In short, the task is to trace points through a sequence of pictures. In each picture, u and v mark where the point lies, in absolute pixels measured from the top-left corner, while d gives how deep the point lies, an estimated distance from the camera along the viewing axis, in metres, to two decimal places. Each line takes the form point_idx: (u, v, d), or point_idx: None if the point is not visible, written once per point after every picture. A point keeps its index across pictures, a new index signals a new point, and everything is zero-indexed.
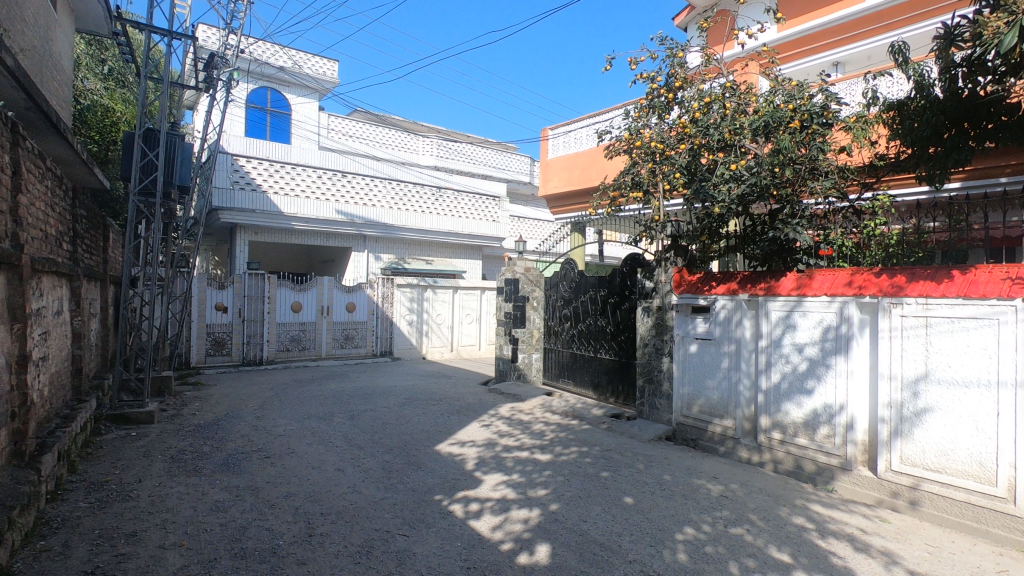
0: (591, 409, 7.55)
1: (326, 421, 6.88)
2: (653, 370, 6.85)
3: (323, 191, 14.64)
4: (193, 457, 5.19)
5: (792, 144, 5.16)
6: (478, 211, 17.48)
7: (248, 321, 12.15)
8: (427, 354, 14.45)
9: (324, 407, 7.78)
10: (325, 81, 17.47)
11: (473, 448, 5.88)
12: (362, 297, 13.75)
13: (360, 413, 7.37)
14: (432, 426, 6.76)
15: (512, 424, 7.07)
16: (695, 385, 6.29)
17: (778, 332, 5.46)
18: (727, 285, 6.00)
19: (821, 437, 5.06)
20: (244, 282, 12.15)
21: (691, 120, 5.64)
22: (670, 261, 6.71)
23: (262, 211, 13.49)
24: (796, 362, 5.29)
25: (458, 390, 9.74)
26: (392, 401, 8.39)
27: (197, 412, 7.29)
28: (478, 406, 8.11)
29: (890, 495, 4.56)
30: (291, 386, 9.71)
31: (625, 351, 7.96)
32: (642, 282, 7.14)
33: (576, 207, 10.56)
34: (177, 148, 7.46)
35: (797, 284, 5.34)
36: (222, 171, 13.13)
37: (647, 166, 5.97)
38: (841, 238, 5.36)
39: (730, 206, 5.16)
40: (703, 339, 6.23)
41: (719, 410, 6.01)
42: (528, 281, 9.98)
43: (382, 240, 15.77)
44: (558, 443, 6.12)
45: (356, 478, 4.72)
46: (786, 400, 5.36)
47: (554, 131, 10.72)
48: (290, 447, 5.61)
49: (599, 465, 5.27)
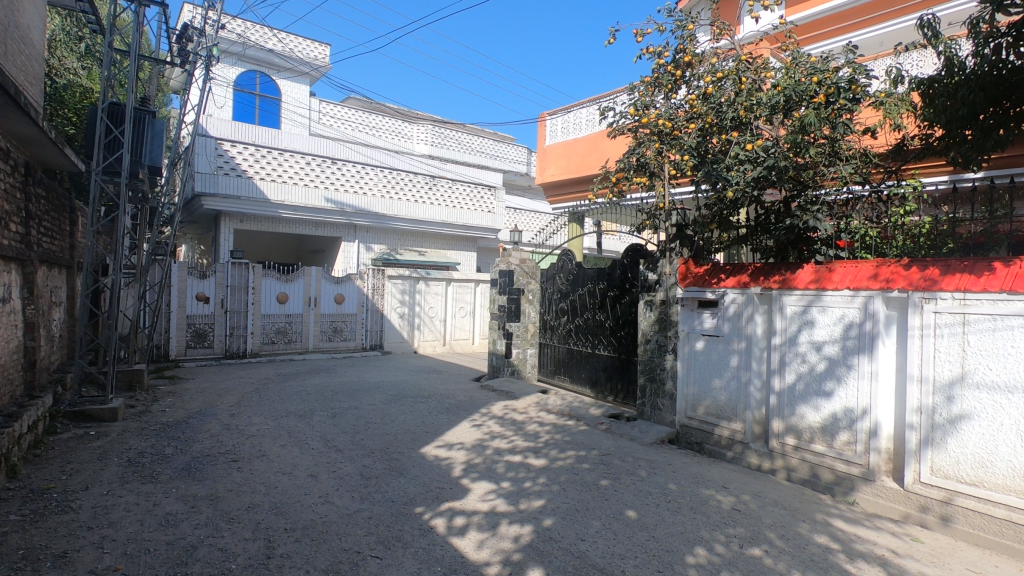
0: (589, 409, 7.11)
1: (304, 420, 6.41)
2: (656, 369, 6.39)
3: (311, 177, 14.08)
4: (152, 461, 4.72)
5: (818, 120, 4.56)
6: (474, 202, 16.93)
7: (231, 312, 11.63)
8: (418, 348, 14.03)
9: (305, 404, 7.32)
10: (318, 66, 16.80)
11: (461, 450, 5.44)
12: (352, 288, 13.25)
13: (342, 412, 6.91)
14: (418, 426, 6.30)
15: (505, 424, 6.64)
16: (700, 384, 5.87)
17: (794, 330, 5.02)
18: (737, 278, 5.55)
19: (840, 444, 4.65)
20: (227, 271, 11.60)
21: (702, 96, 5.14)
22: (675, 252, 6.26)
23: (247, 198, 12.97)
24: (814, 362, 4.85)
25: (450, 386, 9.29)
26: (379, 398, 7.92)
27: (167, 408, 6.81)
28: (469, 404, 7.65)
29: (918, 509, 4.15)
30: (273, 381, 9.24)
31: (625, 348, 7.54)
32: (644, 274, 6.68)
33: (572, 196, 10.06)
34: (144, 124, 7.01)
35: (816, 277, 4.88)
36: (204, 156, 12.53)
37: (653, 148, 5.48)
38: (863, 227, 4.85)
39: (746, 193, 4.67)
40: (710, 336, 5.80)
41: (727, 411, 5.59)
42: (523, 273, 9.42)
43: (373, 230, 15.28)
44: (553, 445, 5.67)
45: (329, 486, 4.27)
46: (802, 402, 4.93)
47: (552, 116, 10.23)
48: (261, 450, 5.14)
49: (598, 472, 4.83)
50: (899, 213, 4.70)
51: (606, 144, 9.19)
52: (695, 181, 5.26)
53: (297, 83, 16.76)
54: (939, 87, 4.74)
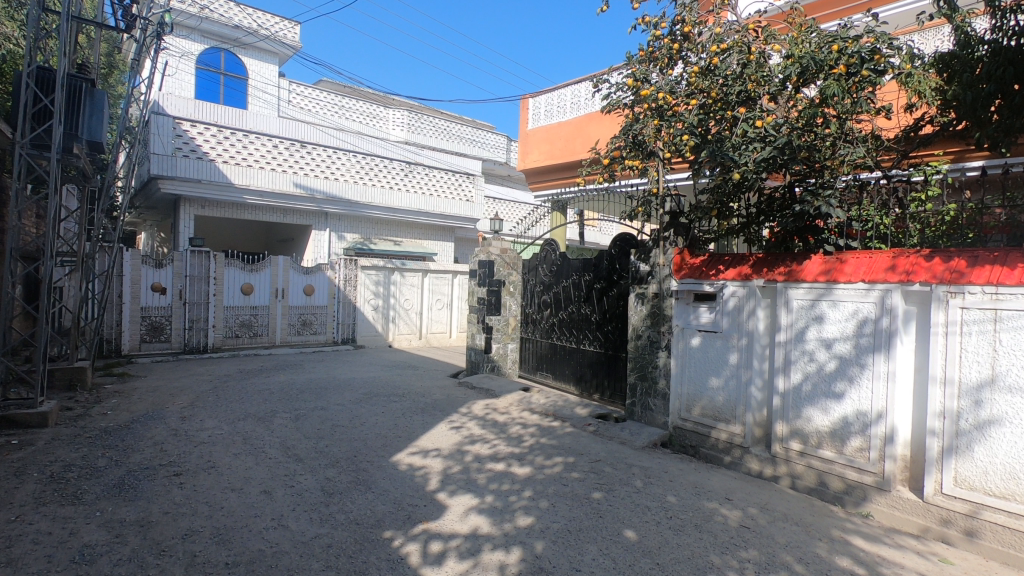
0: (575, 409, 6.66)
1: (264, 424, 5.81)
2: (647, 366, 5.96)
3: (279, 161, 13.27)
4: (79, 476, 4.09)
5: (841, 92, 4.12)
6: (452, 190, 16.32)
7: (190, 304, 10.83)
8: (393, 341, 13.45)
9: (266, 405, 6.70)
10: (287, 45, 15.89)
11: (438, 458, 4.93)
12: (322, 279, 12.58)
13: (307, 413, 6.34)
14: (390, 429, 5.77)
15: (485, 425, 6.15)
16: (696, 383, 5.46)
17: (800, 327, 4.62)
18: (738, 269, 5.14)
19: (852, 451, 4.28)
20: (186, 260, 10.80)
21: (706, 69, 4.65)
22: (669, 241, 5.83)
23: (209, 182, 12.14)
24: (823, 361, 4.46)
25: (426, 383, 8.74)
26: (349, 397, 7.34)
27: (108, 411, 6.12)
28: (446, 404, 7.14)
29: (939, 523, 3.80)
30: (234, 378, 8.58)
31: (612, 343, 7.12)
32: (635, 265, 6.22)
33: (556, 182, 9.57)
34: (81, 93, 6.25)
35: (826, 269, 4.48)
36: (161, 137, 11.64)
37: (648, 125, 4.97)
38: (879, 216, 4.47)
39: (756, 176, 4.21)
40: (707, 331, 5.39)
41: (725, 413, 5.19)
42: (504, 264, 9.00)
43: (346, 218, 14.60)
44: (538, 451, 5.19)
45: (285, 505, 3.72)
46: (809, 404, 4.55)
47: (535, 98, 9.73)
48: (211, 460, 4.54)
49: (589, 483, 4.37)
50: (918, 200, 4.33)
51: (592, 127, 8.72)
52: (696, 163, 4.78)
53: (265, 62, 15.87)
54: (960, 64, 4.38)
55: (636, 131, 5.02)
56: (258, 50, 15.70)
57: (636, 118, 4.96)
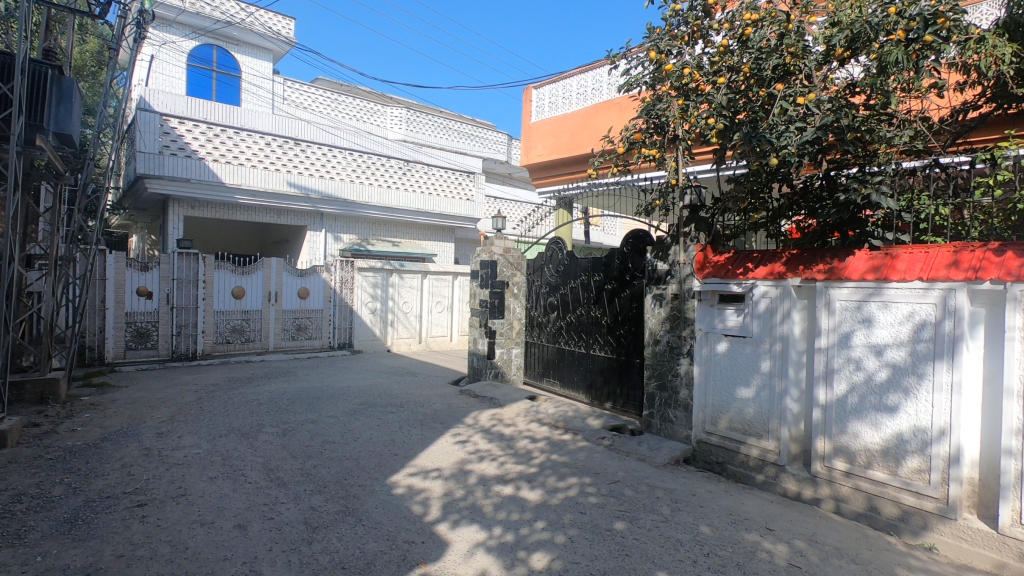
0: (587, 420, 6.14)
1: (247, 441, 5.31)
2: (667, 374, 5.45)
3: (271, 159, 12.73)
4: (29, 509, 3.59)
5: (906, 60, 3.44)
6: (452, 188, 15.80)
7: (178, 309, 10.32)
8: (392, 345, 12.96)
9: (252, 419, 6.19)
10: (281, 41, 15.40)
11: (438, 480, 4.42)
12: (317, 281, 12.08)
13: (296, 427, 5.83)
14: (386, 446, 5.26)
15: (491, 439, 5.64)
16: (723, 393, 4.95)
17: (844, 332, 4.12)
18: (771, 267, 4.63)
19: (908, 472, 3.77)
20: (173, 262, 10.28)
21: (738, 42, 4.13)
22: (690, 237, 5.32)
23: (198, 181, 11.65)
24: (872, 370, 3.96)
25: (425, 391, 8.23)
26: (343, 408, 6.83)
27: (79, 427, 5.62)
28: (447, 414, 6.63)
29: (1017, 558, 3.30)
30: (221, 388, 8.06)
31: (625, 348, 6.62)
32: (651, 264, 5.68)
33: (561, 178, 9.08)
34: (46, 81, 5.72)
35: (875, 266, 3.97)
36: (147, 134, 11.07)
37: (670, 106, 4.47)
38: (934, 207, 3.97)
39: (799, 162, 3.68)
40: (735, 337, 4.88)
41: (756, 426, 4.69)
42: (507, 264, 8.49)
43: (342, 219, 14.13)
44: (549, 471, 4.68)
45: (262, 544, 3.22)
46: (855, 418, 4.04)
47: (539, 90, 9.28)
48: (183, 487, 4.04)
49: (610, 510, 3.86)
50: (984, 185, 3.86)
51: (600, 118, 8.23)
52: (724, 149, 4.28)
53: (259, 59, 15.41)
54: None
55: (658, 112, 4.52)
56: (252, 47, 15.21)
57: (658, 98, 4.47)
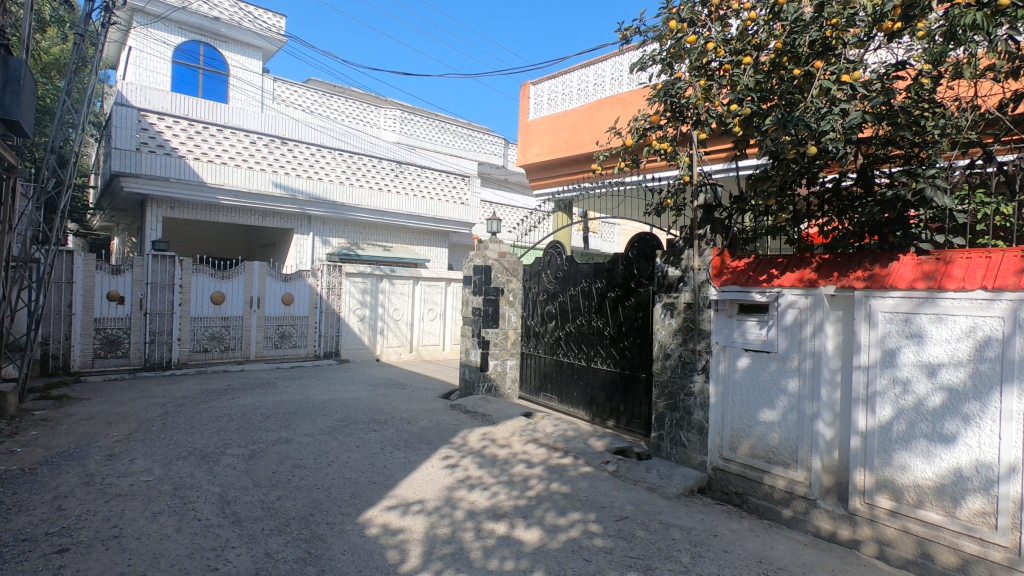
0: (588, 441, 5.56)
1: (207, 465, 4.70)
2: (678, 392, 4.89)
3: (256, 159, 12.16)
4: None
5: (983, 29, 2.86)
6: (446, 191, 15.26)
7: (152, 315, 9.68)
8: (381, 355, 12.36)
9: (216, 439, 5.56)
10: (271, 39, 14.89)
11: (420, 516, 3.84)
12: (303, 287, 11.48)
13: (265, 449, 5.23)
14: (364, 472, 4.67)
15: (482, 463, 5.06)
16: (744, 415, 4.40)
17: (888, 348, 3.58)
18: (800, 273, 4.10)
19: (969, 515, 3.23)
20: (147, 265, 9.66)
21: (771, 14, 3.60)
22: (705, 240, 4.79)
23: (178, 180, 11.06)
24: (924, 393, 3.42)
25: (413, 405, 7.63)
26: (320, 426, 6.22)
27: (17, 449, 4.98)
28: (435, 433, 6.03)
29: None
30: (191, 401, 7.43)
31: (629, 361, 6.09)
32: (661, 269, 5.17)
33: (560, 179, 8.55)
34: None
35: (926, 273, 3.44)
36: (123, 130, 10.50)
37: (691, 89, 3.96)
38: (994, 208, 3.44)
39: (845, 150, 3.16)
40: (757, 352, 4.34)
41: (783, 453, 4.15)
42: (502, 269, 7.92)
43: (330, 222, 13.58)
44: (548, 504, 4.11)
45: None
46: (902, 449, 3.50)
47: (538, 86, 8.81)
48: (118, 527, 3.44)
49: (619, 558, 3.29)
50: None
51: (602, 115, 7.71)
52: (750, 138, 3.76)
53: (247, 57, 14.88)
54: None
55: (678, 94, 3.99)
56: (240, 44, 14.70)
57: (677, 79, 3.95)
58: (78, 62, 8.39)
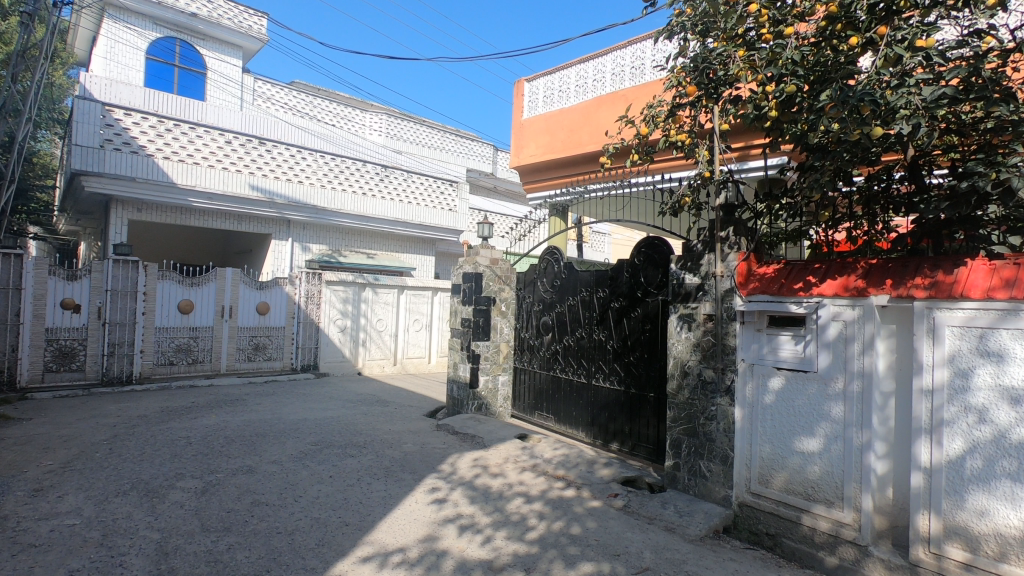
0: (594, 469, 4.94)
1: (149, 503, 4.00)
2: (698, 417, 4.30)
3: (232, 159, 11.46)
4: None
5: None
6: (433, 197, 14.65)
7: (112, 325, 8.88)
8: (363, 368, 11.65)
9: (165, 468, 4.84)
10: (252, 38, 14.22)
11: (402, 571, 3.19)
12: (279, 295, 10.77)
13: (222, 481, 4.53)
14: (336, 509, 4.00)
15: (474, 497, 4.41)
16: (777, 445, 3.83)
17: (959, 369, 3.04)
18: (844, 280, 3.56)
19: None
20: (107, 271, 8.89)
21: None
22: (729, 243, 4.22)
23: (145, 180, 10.31)
24: (1007, 424, 2.87)
25: (395, 425, 6.94)
26: (290, 451, 5.52)
27: None
28: (420, 459, 5.37)
29: None
30: (147, 421, 6.67)
31: (635, 380, 5.51)
32: (676, 276, 4.58)
33: (556, 181, 8.00)
34: None
35: (1005, 280, 2.90)
36: (85, 125, 9.76)
37: (728, 61, 3.52)
38: None
39: (922, 130, 2.65)
40: (793, 371, 3.78)
41: (825, 490, 3.58)
42: (494, 277, 7.25)
43: (311, 227, 12.91)
44: (553, 553, 3.48)
45: None
46: (979, 489, 2.94)
47: (534, 82, 8.29)
48: None
49: None
50: None
51: (602, 113, 7.19)
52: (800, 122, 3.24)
53: (227, 56, 14.18)
54: None
55: (716, 64, 3.53)
56: (218, 42, 14.01)
57: (714, 48, 3.52)
58: (24, 46, 7.65)
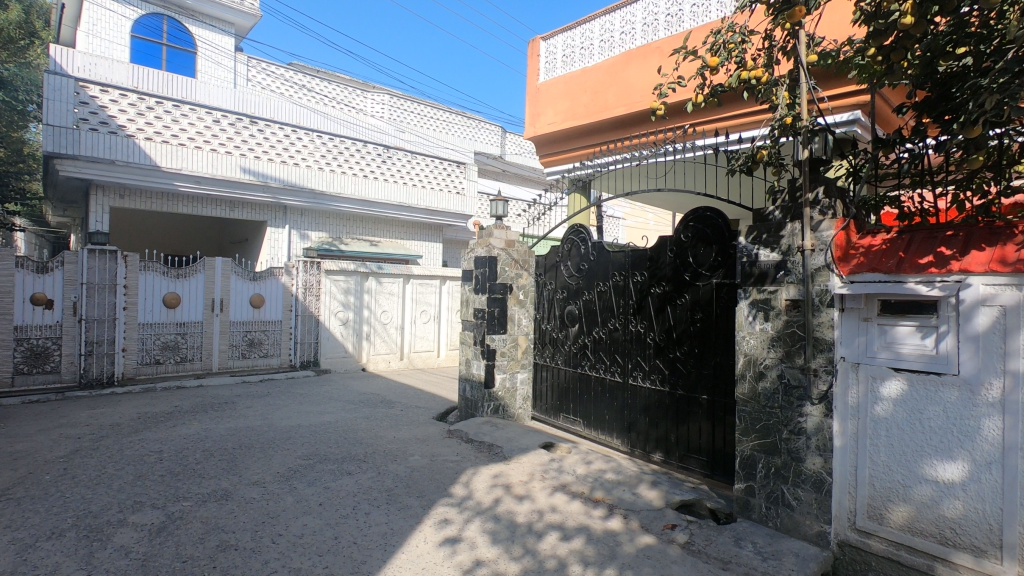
0: (639, 490, 4.03)
1: (82, 551, 3.13)
2: (780, 431, 3.36)
3: (220, 140, 10.55)
4: None
5: None
6: (440, 179, 13.71)
7: (89, 322, 8.07)
8: (368, 363, 10.83)
9: (119, 496, 3.98)
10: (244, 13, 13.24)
11: None
12: (274, 286, 9.91)
13: (183, 515, 3.66)
14: (321, 557, 3.13)
15: (495, 533, 3.51)
16: (897, 470, 2.95)
17: None
18: (1000, 253, 2.63)
19: None
20: (82, 262, 8.06)
21: None
22: (822, 207, 3.25)
23: (126, 164, 9.45)
24: None
25: (401, 432, 6.08)
26: (276, 469, 4.67)
27: None
28: (428, 478, 4.48)
29: None
30: (117, 431, 5.82)
31: (682, 379, 4.61)
32: (745, 253, 3.64)
33: (577, 153, 7.03)
34: None
35: None
36: (57, 103, 8.84)
37: None
38: None
39: None
40: (920, 374, 2.87)
41: (971, 533, 2.71)
42: (510, 262, 6.32)
43: (309, 214, 12.05)
44: None
45: None
46: None
47: (551, 41, 7.31)
48: None
49: None
50: None
51: (632, 70, 6.22)
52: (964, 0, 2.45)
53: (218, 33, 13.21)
54: None
55: None
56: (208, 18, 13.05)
57: None
58: None
